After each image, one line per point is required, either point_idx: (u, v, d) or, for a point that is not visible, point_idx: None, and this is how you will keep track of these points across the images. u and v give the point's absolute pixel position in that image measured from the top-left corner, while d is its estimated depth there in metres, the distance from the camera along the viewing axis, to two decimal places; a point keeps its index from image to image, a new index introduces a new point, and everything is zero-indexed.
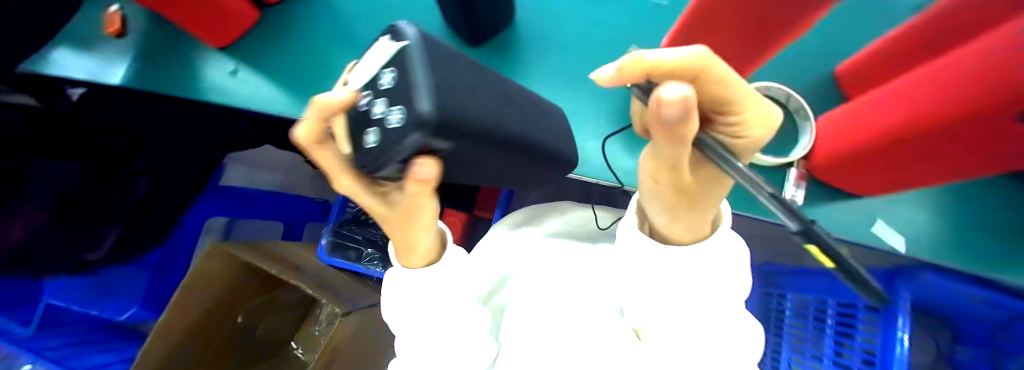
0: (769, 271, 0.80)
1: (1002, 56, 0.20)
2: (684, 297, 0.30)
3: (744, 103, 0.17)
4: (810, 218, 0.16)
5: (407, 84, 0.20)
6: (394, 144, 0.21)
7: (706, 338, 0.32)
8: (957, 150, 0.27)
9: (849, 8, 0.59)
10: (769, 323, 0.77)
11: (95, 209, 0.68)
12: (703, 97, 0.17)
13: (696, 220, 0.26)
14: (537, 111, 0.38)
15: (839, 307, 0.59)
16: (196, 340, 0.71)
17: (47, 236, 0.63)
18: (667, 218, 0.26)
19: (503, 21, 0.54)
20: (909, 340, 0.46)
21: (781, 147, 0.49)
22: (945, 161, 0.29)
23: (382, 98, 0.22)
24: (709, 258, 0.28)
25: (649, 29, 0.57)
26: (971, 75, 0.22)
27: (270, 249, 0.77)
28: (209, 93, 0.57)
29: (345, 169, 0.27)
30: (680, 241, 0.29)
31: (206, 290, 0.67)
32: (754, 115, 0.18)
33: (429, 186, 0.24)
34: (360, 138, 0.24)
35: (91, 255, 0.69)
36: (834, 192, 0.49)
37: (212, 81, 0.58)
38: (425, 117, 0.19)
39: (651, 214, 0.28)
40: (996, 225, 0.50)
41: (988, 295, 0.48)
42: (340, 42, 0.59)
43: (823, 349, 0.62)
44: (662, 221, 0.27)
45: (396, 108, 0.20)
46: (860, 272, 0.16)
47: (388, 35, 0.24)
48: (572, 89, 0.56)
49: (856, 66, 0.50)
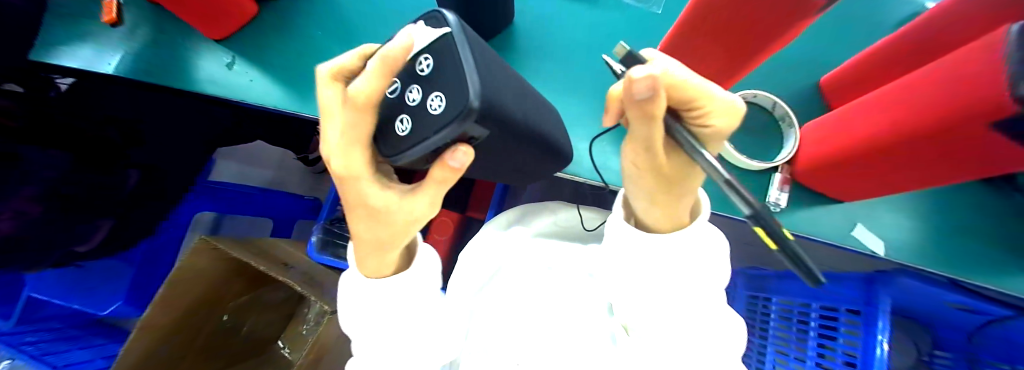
0: (757, 275, 0.82)
1: (986, 67, 0.21)
2: (664, 277, 0.35)
3: (704, 101, 0.22)
4: (760, 205, 0.20)
5: (452, 70, 0.21)
6: (434, 129, 0.21)
7: (683, 322, 0.35)
8: (938, 158, 0.28)
9: (837, 20, 0.61)
10: (755, 326, 0.79)
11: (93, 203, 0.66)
12: (671, 98, 0.23)
13: (671, 206, 0.32)
14: (542, 105, 0.38)
15: (822, 310, 0.61)
16: (181, 336, 0.69)
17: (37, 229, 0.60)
18: (647, 203, 0.33)
19: (501, 23, 0.55)
20: (888, 343, 0.47)
21: (766, 153, 0.50)
22: (926, 168, 0.31)
23: (418, 85, 0.23)
24: (684, 245, 0.33)
25: (643, 35, 0.58)
26: (955, 85, 0.23)
27: (259, 246, 0.76)
28: (205, 85, 0.56)
29: (363, 144, 0.23)
30: (661, 230, 0.35)
31: (195, 284, 0.66)
32: (715, 110, 0.23)
33: (455, 175, 0.25)
34: (392, 123, 0.24)
35: (81, 247, 0.66)
36: (817, 197, 0.51)
37: (208, 72, 0.57)
38: (472, 102, 0.19)
39: (635, 203, 0.35)
40: (976, 228, 0.52)
41: (968, 301, 0.50)
42: (339, 38, 0.59)
43: (806, 352, 0.63)
44: (644, 210, 0.34)
45: (437, 95, 0.21)
46: (796, 251, 0.19)
47: (421, 22, 0.25)
48: (567, 92, 0.57)
49: (839, 76, 0.52)
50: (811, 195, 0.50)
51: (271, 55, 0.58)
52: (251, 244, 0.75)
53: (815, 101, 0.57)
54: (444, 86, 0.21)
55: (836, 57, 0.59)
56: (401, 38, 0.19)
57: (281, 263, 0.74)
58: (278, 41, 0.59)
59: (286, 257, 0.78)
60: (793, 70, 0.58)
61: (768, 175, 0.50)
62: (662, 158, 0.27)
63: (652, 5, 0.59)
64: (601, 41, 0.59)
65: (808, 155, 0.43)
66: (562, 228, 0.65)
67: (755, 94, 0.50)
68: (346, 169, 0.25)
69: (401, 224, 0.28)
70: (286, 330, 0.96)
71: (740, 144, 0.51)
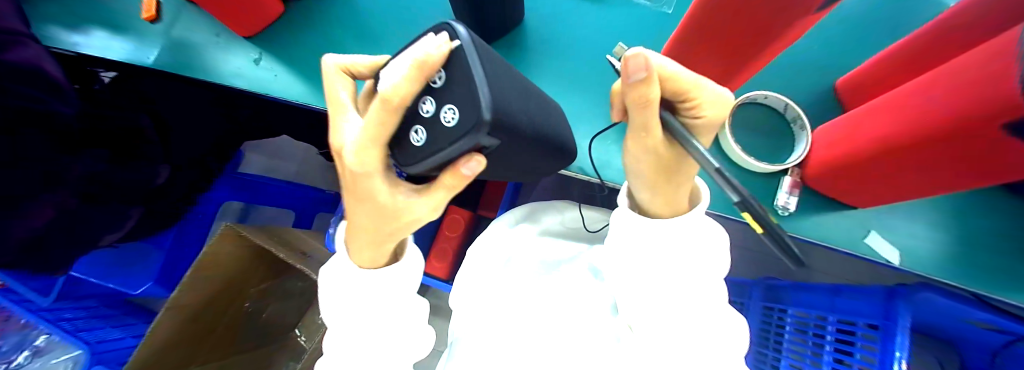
0: (773, 286, 0.80)
1: (998, 66, 0.20)
2: (671, 266, 0.36)
3: (696, 91, 0.27)
4: (749, 195, 0.22)
5: (464, 83, 0.22)
6: (449, 141, 0.23)
7: (688, 319, 0.35)
8: (953, 162, 0.28)
9: (860, 21, 0.59)
10: (770, 339, 0.76)
11: (119, 192, 0.67)
12: (668, 87, 0.27)
13: (670, 193, 0.35)
14: (545, 103, 0.39)
15: (839, 324, 0.59)
16: (206, 319, 0.73)
17: (70, 216, 0.61)
18: (649, 193, 0.36)
19: (511, 24, 0.56)
20: (906, 362, 0.45)
21: (777, 155, 0.49)
22: (940, 172, 0.30)
23: (432, 96, 0.25)
24: (683, 234, 0.35)
25: (653, 36, 0.58)
26: (967, 84, 0.23)
27: (277, 233, 0.80)
28: (232, 78, 0.60)
29: (380, 145, 0.25)
30: (660, 214, 0.38)
31: (221, 268, 0.70)
32: (705, 100, 0.27)
33: (464, 181, 0.27)
34: (409, 132, 0.26)
35: (111, 236, 0.68)
36: (832, 203, 0.49)
37: (236, 67, 0.61)
38: (483, 118, 0.21)
39: (638, 193, 0.37)
40: (1010, 239, 0.50)
41: (995, 320, 0.47)
42: (358, 36, 0.62)
43: (821, 365, 0.61)
44: (649, 200, 0.37)
45: (450, 107, 0.23)
46: (781, 237, 0.23)
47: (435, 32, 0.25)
48: (575, 91, 0.58)
49: (855, 78, 0.50)
50: (824, 200, 0.49)
51: (293, 51, 0.61)
52: (270, 232, 0.79)
53: (831, 104, 0.55)
54: (456, 99, 0.23)
55: (856, 59, 0.57)
56: (437, 45, 0.22)
57: (298, 251, 0.77)
58: (298, 38, 0.62)
59: (303, 246, 0.82)
60: (808, 72, 0.57)
61: (778, 178, 0.49)
62: (661, 146, 0.30)
63: (662, 6, 0.59)
64: (609, 43, 0.59)
65: (820, 158, 0.42)
66: (569, 228, 0.64)
67: (765, 96, 0.49)
68: (361, 165, 0.26)
69: (402, 223, 0.30)
70: (304, 317, 1.00)
71: (749, 147, 0.50)
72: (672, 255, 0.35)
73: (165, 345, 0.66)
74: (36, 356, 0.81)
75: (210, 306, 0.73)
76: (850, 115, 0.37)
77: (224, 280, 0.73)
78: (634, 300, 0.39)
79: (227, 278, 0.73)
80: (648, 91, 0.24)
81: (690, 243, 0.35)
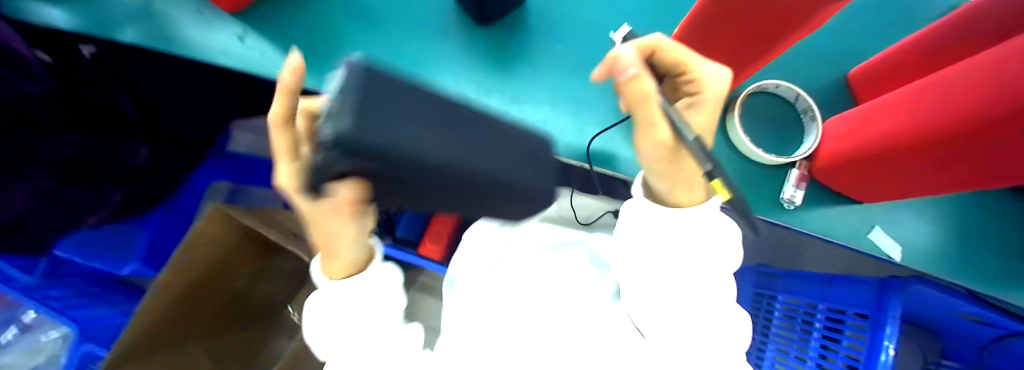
0: (766, 274, 0.81)
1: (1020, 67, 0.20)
2: (681, 264, 0.35)
3: (693, 66, 0.30)
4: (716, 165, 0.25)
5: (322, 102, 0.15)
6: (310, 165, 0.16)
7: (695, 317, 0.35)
8: (965, 164, 0.27)
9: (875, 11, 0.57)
10: (758, 323, 0.78)
11: (93, 175, 0.60)
12: (664, 62, 0.30)
13: (686, 181, 0.32)
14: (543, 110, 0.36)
15: (828, 312, 0.60)
16: (196, 301, 0.72)
17: (49, 202, 0.55)
18: (664, 183, 0.33)
19: (516, 2, 0.53)
20: (894, 350, 0.46)
21: (784, 147, 0.48)
22: (949, 173, 0.30)
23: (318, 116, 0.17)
24: (692, 229, 0.34)
25: (664, 21, 0.56)
26: (985, 84, 0.23)
27: (270, 215, 0.78)
28: (218, 55, 0.51)
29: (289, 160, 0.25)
30: (677, 203, 0.35)
31: (207, 249, 0.68)
32: (707, 74, 0.29)
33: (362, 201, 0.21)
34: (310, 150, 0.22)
35: (92, 218, 0.63)
36: (838, 199, 0.49)
37: (220, 43, 0.52)
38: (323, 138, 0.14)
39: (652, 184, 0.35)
40: (1009, 239, 0.50)
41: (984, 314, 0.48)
42: (360, 23, 0.55)
43: (808, 352, 0.62)
44: (660, 186, 0.34)
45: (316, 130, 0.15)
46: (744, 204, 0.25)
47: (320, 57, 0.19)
48: (580, 77, 0.56)
49: (871, 69, 0.50)
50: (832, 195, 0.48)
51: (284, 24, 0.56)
52: (264, 212, 0.77)
53: (840, 98, 0.54)
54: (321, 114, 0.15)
55: (868, 51, 0.55)
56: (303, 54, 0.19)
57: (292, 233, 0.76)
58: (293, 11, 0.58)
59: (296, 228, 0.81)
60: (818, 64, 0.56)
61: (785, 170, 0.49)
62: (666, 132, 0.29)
63: None
64: (619, 24, 0.56)
65: (827, 151, 0.42)
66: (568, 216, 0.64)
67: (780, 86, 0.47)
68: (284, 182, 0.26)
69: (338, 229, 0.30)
70: (298, 295, 1.01)
71: (758, 139, 0.49)
72: (680, 248, 0.34)
73: (155, 326, 0.65)
74: (25, 333, 0.81)
75: (198, 289, 0.71)
76: (862, 108, 0.37)
77: (210, 262, 0.70)
78: (639, 292, 0.39)
79: (213, 259, 0.71)
80: (642, 83, 0.25)
81: (704, 238, 0.34)
